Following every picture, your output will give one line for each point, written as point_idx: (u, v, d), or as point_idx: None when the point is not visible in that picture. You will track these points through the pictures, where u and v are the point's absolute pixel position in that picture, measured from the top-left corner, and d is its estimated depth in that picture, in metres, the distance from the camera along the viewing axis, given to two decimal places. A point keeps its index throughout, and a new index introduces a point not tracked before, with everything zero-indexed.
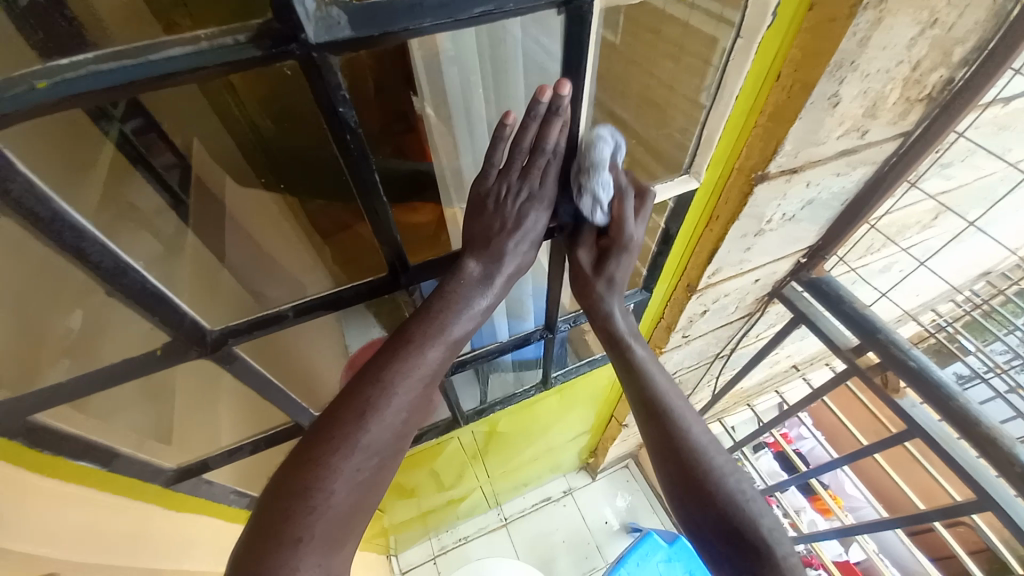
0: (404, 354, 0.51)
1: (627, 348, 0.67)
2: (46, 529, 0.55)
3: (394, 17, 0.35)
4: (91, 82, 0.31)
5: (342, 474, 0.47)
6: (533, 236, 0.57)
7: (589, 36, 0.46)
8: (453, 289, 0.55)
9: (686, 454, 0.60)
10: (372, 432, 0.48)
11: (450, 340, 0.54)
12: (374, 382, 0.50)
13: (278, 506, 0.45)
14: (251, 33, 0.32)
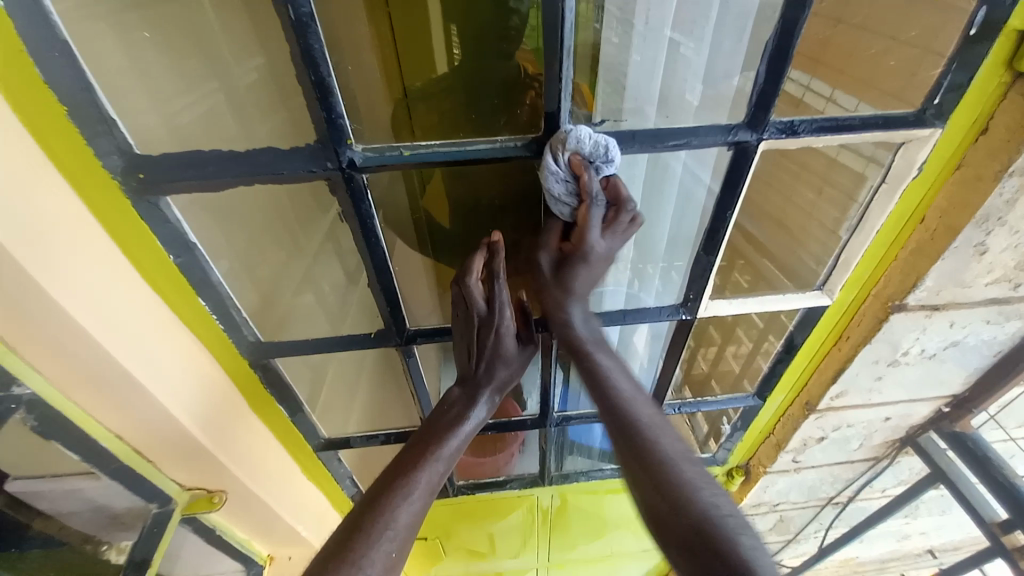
0: (439, 435, 0.64)
1: (590, 355, 0.62)
2: (245, 451, 0.71)
3: (617, 140, 0.52)
4: (434, 154, 0.49)
5: (392, 518, 0.55)
6: (514, 365, 0.68)
7: (749, 169, 0.58)
8: (447, 409, 0.68)
9: (645, 457, 0.54)
10: (420, 486, 0.59)
11: (462, 436, 0.65)
12: (427, 439, 0.64)
13: (343, 542, 0.53)
14: (525, 141, 0.51)
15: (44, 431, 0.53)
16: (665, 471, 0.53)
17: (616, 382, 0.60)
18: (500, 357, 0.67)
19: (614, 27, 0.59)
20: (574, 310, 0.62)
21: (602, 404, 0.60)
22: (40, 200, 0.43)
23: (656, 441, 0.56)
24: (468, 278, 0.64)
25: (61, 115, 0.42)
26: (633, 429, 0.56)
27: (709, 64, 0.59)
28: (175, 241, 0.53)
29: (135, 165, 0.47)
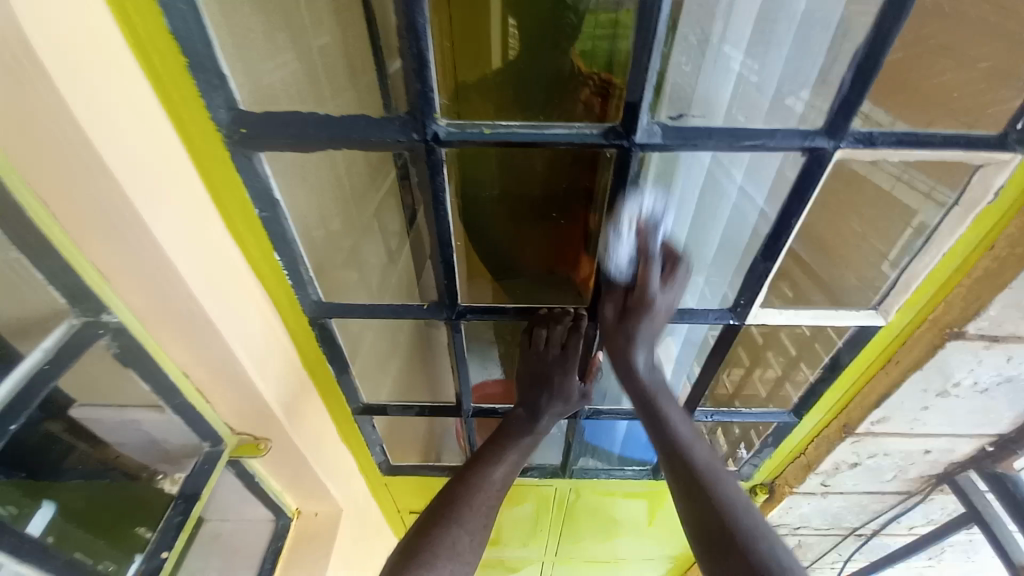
0: (506, 444, 0.79)
1: (656, 406, 0.71)
2: (292, 406, 0.75)
3: (691, 137, 0.53)
4: (514, 135, 0.52)
5: (474, 505, 0.71)
6: (573, 397, 0.81)
7: (821, 177, 0.58)
8: (509, 427, 0.81)
9: (702, 480, 0.65)
10: (497, 472, 0.76)
11: (530, 444, 0.80)
12: (501, 445, 0.79)
13: (439, 509, 0.70)
14: (601, 130, 0.52)
15: (125, 359, 0.57)
16: (712, 495, 0.64)
17: (664, 408, 0.70)
18: (566, 387, 0.80)
19: (687, 52, 0.57)
20: (642, 352, 0.69)
21: (655, 435, 0.70)
22: (154, 144, 0.46)
23: (699, 459, 0.68)
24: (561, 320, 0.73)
25: (182, 66, 0.45)
26: (710, 479, 0.66)
27: (776, 83, 0.59)
28: (261, 195, 0.56)
29: (239, 120, 0.49)
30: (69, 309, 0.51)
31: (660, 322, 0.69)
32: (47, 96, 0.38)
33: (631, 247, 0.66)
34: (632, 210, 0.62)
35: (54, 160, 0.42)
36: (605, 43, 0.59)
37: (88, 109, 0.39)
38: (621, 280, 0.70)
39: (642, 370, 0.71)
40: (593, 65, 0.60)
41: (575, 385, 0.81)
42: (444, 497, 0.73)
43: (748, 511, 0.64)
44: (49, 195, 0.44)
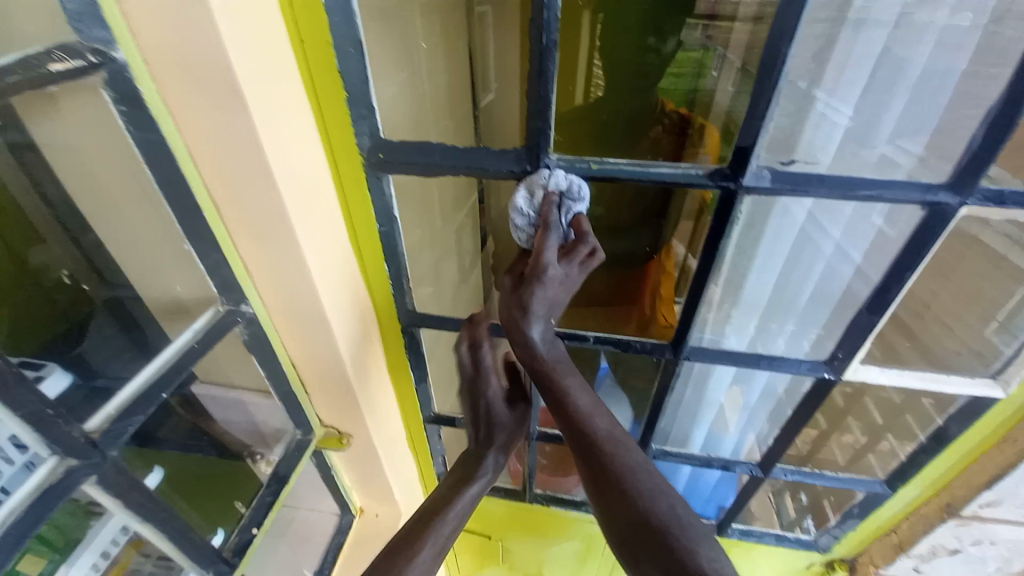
0: (452, 489, 0.64)
1: (558, 380, 0.56)
2: (374, 407, 0.80)
3: (803, 184, 0.53)
4: (621, 171, 0.54)
5: (416, 560, 0.57)
6: (507, 429, 0.67)
7: (943, 232, 0.55)
8: (456, 469, 0.68)
9: (625, 477, 0.53)
10: (444, 524, 0.61)
11: (471, 490, 0.64)
12: (440, 498, 0.64)
13: (376, 563, 0.58)
14: (707, 171, 0.54)
15: (252, 345, 0.65)
16: (626, 484, 0.53)
17: (564, 381, 0.56)
18: (494, 405, 0.66)
19: (790, 101, 0.57)
20: (559, 345, 0.59)
21: (556, 411, 0.57)
22: (309, 165, 0.53)
23: (614, 449, 0.55)
24: (481, 345, 0.64)
25: (342, 100, 0.52)
26: (625, 462, 0.54)
27: (880, 128, 0.58)
28: (383, 213, 0.62)
29: (379, 147, 0.56)
30: (217, 298, 0.59)
31: (564, 298, 0.54)
32: (243, 121, 0.46)
33: (529, 212, 0.55)
34: (517, 213, 0.55)
35: (234, 173, 0.50)
36: (680, 84, 0.64)
37: (270, 132, 0.47)
38: (522, 239, 0.58)
39: (552, 349, 0.57)
40: (674, 105, 0.65)
41: (504, 410, 0.67)
42: (402, 540, 0.59)
43: (672, 504, 0.52)
44: (223, 201, 0.53)
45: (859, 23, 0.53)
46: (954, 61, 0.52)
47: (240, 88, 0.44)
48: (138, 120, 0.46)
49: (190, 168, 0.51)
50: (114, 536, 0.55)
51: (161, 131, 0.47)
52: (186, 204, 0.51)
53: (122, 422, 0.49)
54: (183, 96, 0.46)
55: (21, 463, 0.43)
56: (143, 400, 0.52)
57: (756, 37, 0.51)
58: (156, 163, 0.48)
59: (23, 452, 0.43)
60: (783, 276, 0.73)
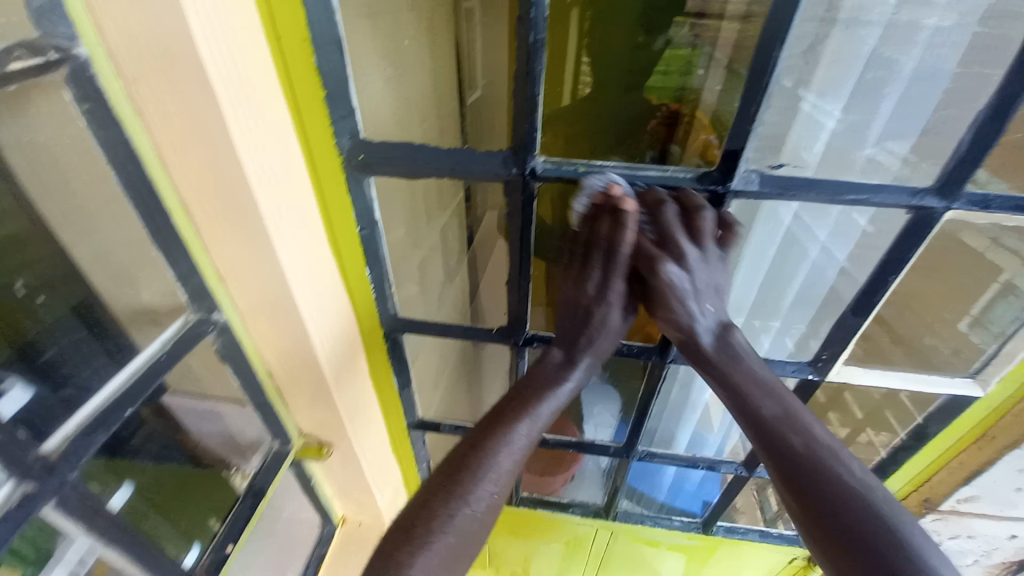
0: (539, 392, 0.57)
1: (718, 340, 0.56)
2: (357, 414, 0.78)
3: (791, 188, 0.53)
4: (610, 174, 0.54)
5: (493, 475, 0.54)
6: (617, 329, 0.58)
7: (926, 236, 0.56)
8: (536, 371, 0.59)
9: (798, 436, 0.50)
10: (519, 433, 0.56)
11: (540, 414, 0.57)
12: (528, 392, 0.58)
13: (438, 484, 0.54)
14: (696, 175, 0.54)
15: (225, 355, 0.62)
16: (806, 452, 0.49)
17: (735, 339, 0.56)
18: (611, 313, 0.56)
19: (781, 100, 0.56)
20: (693, 304, 0.54)
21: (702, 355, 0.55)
22: (286, 166, 0.51)
23: (782, 407, 0.52)
24: (627, 223, 0.51)
25: (321, 98, 0.50)
26: (799, 435, 0.50)
27: (867, 126, 0.59)
28: (364, 215, 0.60)
29: (359, 147, 0.54)
30: (188, 305, 0.56)
31: (723, 274, 0.55)
32: (214, 118, 0.43)
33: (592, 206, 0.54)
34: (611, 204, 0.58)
35: (204, 173, 0.47)
36: (666, 81, 0.64)
37: (244, 130, 0.45)
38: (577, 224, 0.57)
39: (699, 328, 0.55)
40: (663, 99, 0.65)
41: (619, 322, 0.58)
42: (456, 456, 0.55)
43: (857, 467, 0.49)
44: (191, 200, 0.50)
45: (850, 24, 0.54)
46: (941, 65, 0.54)
47: (209, 83, 0.41)
48: (101, 119, 0.43)
49: (156, 166, 0.47)
50: (76, 567, 0.49)
51: (124, 127, 0.44)
52: (154, 207, 0.48)
53: (83, 441, 0.47)
54: (147, 91, 0.43)
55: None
56: (107, 416, 0.49)
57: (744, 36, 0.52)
58: (119, 164, 0.45)
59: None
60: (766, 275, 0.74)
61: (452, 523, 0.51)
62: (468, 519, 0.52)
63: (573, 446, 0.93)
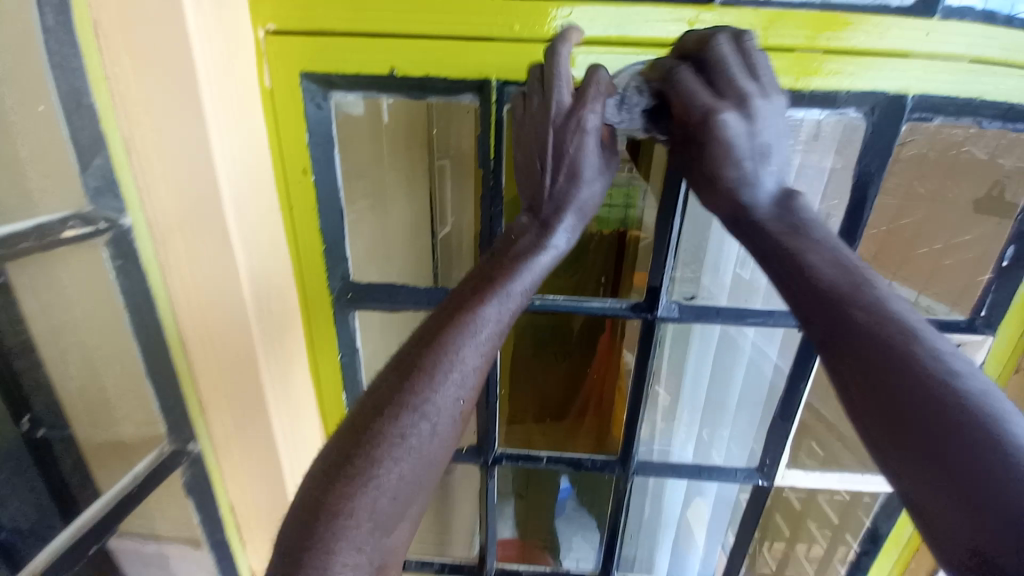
0: (478, 291, 0.47)
1: (742, 169, 0.47)
2: None
3: (707, 312, 0.66)
4: (559, 304, 0.66)
5: (433, 401, 0.42)
6: (590, 198, 0.52)
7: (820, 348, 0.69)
8: (521, 240, 0.51)
9: (832, 294, 0.40)
10: (474, 333, 0.45)
11: (508, 295, 0.47)
12: (472, 292, 0.47)
13: (371, 404, 0.42)
14: (629, 304, 0.66)
15: (190, 485, 0.61)
16: (833, 280, 0.40)
17: (797, 242, 0.44)
18: (580, 163, 0.50)
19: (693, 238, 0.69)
20: (754, 168, 0.47)
21: (825, 326, 0.39)
22: (282, 303, 0.59)
23: (802, 241, 0.44)
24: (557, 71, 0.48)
25: (320, 249, 0.61)
26: (966, 388, 0.33)
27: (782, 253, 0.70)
28: (345, 343, 0.67)
29: (348, 288, 0.64)
30: (164, 437, 0.59)
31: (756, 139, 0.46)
32: (231, 269, 0.51)
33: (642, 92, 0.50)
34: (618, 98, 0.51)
35: (212, 315, 0.54)
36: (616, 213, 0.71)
37: (254, 277, 0.53)
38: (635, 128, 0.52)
39: (760, 201, 0.47)
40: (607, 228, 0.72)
41: (595, 166, 0.51)
42: (405, 358, 0.43)
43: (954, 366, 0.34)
44: (190, 338, 0.55)
45: None
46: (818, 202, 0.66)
47: (231, 241, 0.50)
48: (128, 272, 0.51)
49: (165, 307, 0.54)
50: None
51: (148, 278, 0.52)
52: (156, 341, 0.53)
53: None
54: (174, 249, 0.52)
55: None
56: (71, 558, 0.49)
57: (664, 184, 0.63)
58: (134, 306, 0.52)
59: None
60: (707, 390, 0.81)
61: (390, 475, 0.40)
62: (385, 490, 0.40)
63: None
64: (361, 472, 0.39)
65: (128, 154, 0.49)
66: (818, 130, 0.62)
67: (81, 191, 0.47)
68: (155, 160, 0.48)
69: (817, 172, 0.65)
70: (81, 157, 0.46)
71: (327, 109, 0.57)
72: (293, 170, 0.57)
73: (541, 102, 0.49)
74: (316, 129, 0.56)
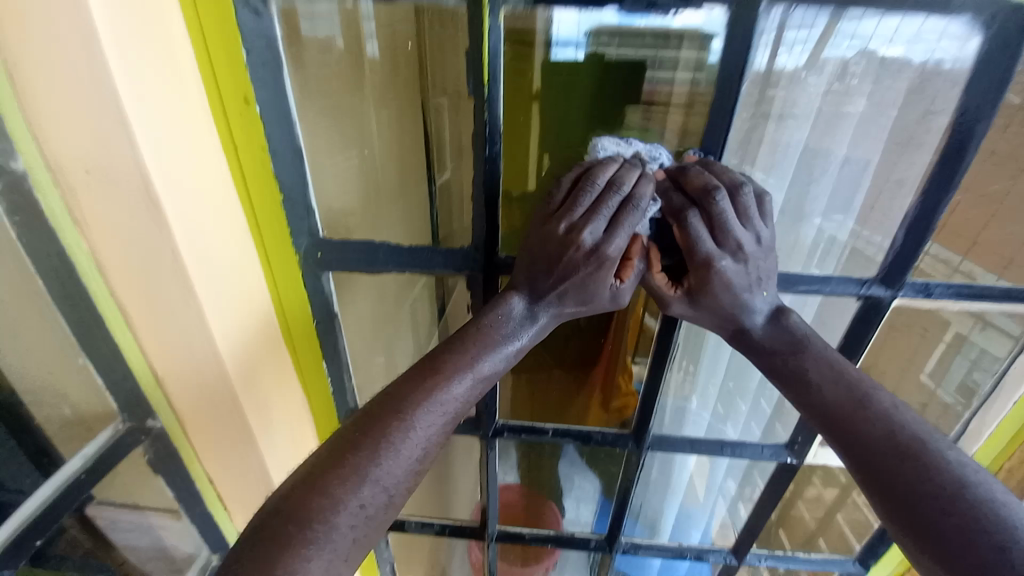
0: (440, 372, 0.46)
1: (750, 300, 0.50)
2: None
3: None
4: None
5: (373, 480, 0.41)
6: (606, 297, 0.50)
7: (879, 321, 0.59)
8: (487, 322, 0.49)
9: (820, 394, 0.48)
10: (434, 411, 0.45)
11: (479, 374, 0.47)
12: (442, 370, 0.46)
13: (310, 486, 0.40)
14: None
15: (159, 465, 0.56)
16: (817, 380, 0.48)
17: (795, 336, 0.51)
18: (603, 266, 0.47)
19: None
20: (751, 298, 0.50)
21: (825, 416, 0.47)
22: (238, 266, 0.49)
23: (793, 338, 0.51)
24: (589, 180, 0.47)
25: (278, 201, 0.51)
26: (948, 476, 0.40)
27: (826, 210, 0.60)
28: (321, 309, 0.58)
29: (317, 246, 0.55)
30: (118, 414, 0.52)
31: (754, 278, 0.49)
32: (159, 226, 0.41)
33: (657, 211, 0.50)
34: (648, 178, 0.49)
35: (150, 283, 0.45)
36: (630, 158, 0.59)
37: (194, 236, 0.44)
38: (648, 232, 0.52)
39: (756, 323, 0.52)
40: None
41: (606, 297, 0.50)
42: (395, 399, 0.44)
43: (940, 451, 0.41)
44: (132, 309, 0.47)
45: (782, 117, 0.56)
46: (870, 152, 0.56)
47: (154, 192, 0.40)
48: (35, 232, 0.41)
49: (93, 273, 0.45)
50: None
51: (63, 239, 0.42)
52: (89, 313, 0.45)
53: None
54: (89, 205, 0.42)
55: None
56: (14, 551, 0.45)
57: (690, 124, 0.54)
58: (54, 273, 0.43)
59: None
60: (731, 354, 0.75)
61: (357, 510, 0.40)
62: (370, 509, 0.41)
63: (552, 541, 0.86)
64: (317, 531, 0.38)
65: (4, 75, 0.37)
66: (846, 71, 0.52)
67: None
68: (40, 86, 0.37)
69: (875, 116, 0.55)
70: None
71: (266, 16, 0.44)
72: (233, 101, 0.45)
73: (569, 207, 0.47)
74: (254, 42, 0.44)
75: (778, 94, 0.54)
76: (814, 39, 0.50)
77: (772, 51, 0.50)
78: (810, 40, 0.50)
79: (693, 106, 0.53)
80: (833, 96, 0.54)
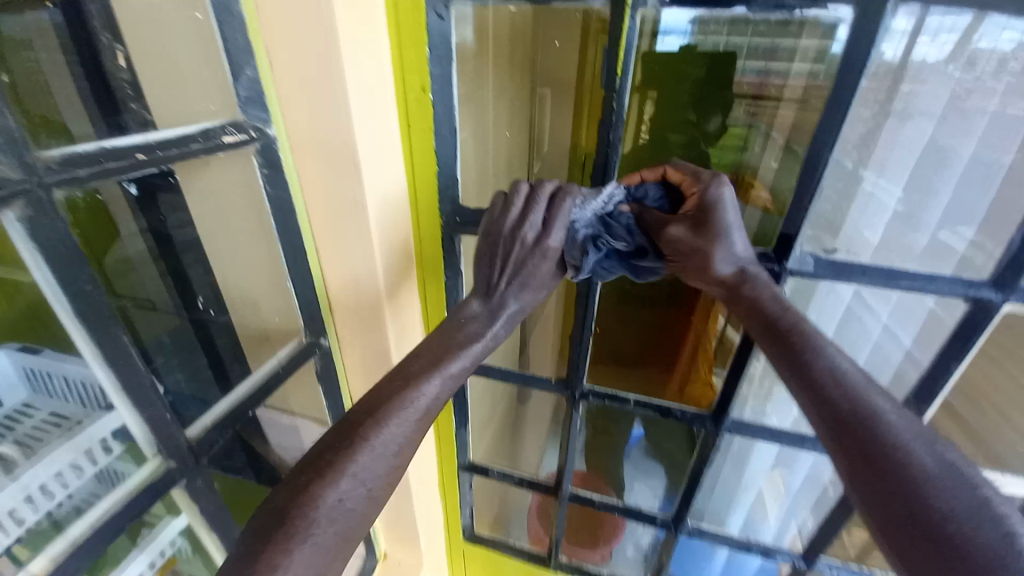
0: (403, 384, 0.51)
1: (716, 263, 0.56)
2: None
3: (849, 270, 0.59)
4: None
5: (351, 472, 0.45)
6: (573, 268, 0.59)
7: (988, 327, 0.58)
8: (456, 325, 0.57)
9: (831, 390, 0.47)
10: (402, 412, 0.49)
11: (448, 373, 0.53)
12: (398, 381, 0.51)
13: (286, 491, 0.43)
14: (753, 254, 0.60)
15: (320, 373, 0.72)
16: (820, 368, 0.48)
17: (806, 337, 0.50)
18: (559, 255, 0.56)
19: (841, 179, 0.60)
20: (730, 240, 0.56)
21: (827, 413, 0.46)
22: (395, 219, 0.62)
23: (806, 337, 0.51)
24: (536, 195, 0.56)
25: (433, 168, 0.62)
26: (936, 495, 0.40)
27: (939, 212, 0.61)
28: (450, 264, 0.70)
29: (456, 211, 0.66)
30: (301, 330, 0.67)
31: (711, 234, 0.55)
32: (355, 181, 0.55)
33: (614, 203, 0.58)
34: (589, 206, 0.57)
35: (339, 225, 0.59)
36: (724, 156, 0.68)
37: (373, 190, 0.57)
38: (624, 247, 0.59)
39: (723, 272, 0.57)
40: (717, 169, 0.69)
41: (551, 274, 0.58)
42: (363, 409, 0.48)
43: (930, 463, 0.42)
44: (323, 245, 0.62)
45: (903, 115, 0.58)
46: (998, 153, 0.56)
47: (356, 153, 0.54)
48: (274, 179, 0.57)
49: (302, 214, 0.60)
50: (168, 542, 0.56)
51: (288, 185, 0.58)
52: (295, 245, 0.60)
53: (214, 432, 0.56)
54: (308, 162, 0.56)
55: (100, 467, 0.49)
56: (232, 417, 0.59)
57: (804, 120, 0.57)
58: (279, 212, 0.58)
59: (109, 453, 0.49)
60: None
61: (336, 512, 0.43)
62: (350, 502, 0.44)
63: (619, 509, 0.91)
64: (299, 526, 0.41)
65: (270, 65, 0.52)
66: (1004, 66, 0.52)
67: (235, 101, 0.52)
68: (293, 72, 0.51)
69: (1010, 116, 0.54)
70: (234, 67, 0.50)
71: (446, 20, 0.56)
72: (413, 88, 0.57)
73: (518, 226, 0.56)
74: (436, 42, 0.56)
75: (903, 90, 0.56)
76: (960, 29, 0.51)
77: (908, 42, 0.51)
78: (955, 29, 0.50)
79: (806, 101, 0.57)
80: (967, 92, 0.55)
